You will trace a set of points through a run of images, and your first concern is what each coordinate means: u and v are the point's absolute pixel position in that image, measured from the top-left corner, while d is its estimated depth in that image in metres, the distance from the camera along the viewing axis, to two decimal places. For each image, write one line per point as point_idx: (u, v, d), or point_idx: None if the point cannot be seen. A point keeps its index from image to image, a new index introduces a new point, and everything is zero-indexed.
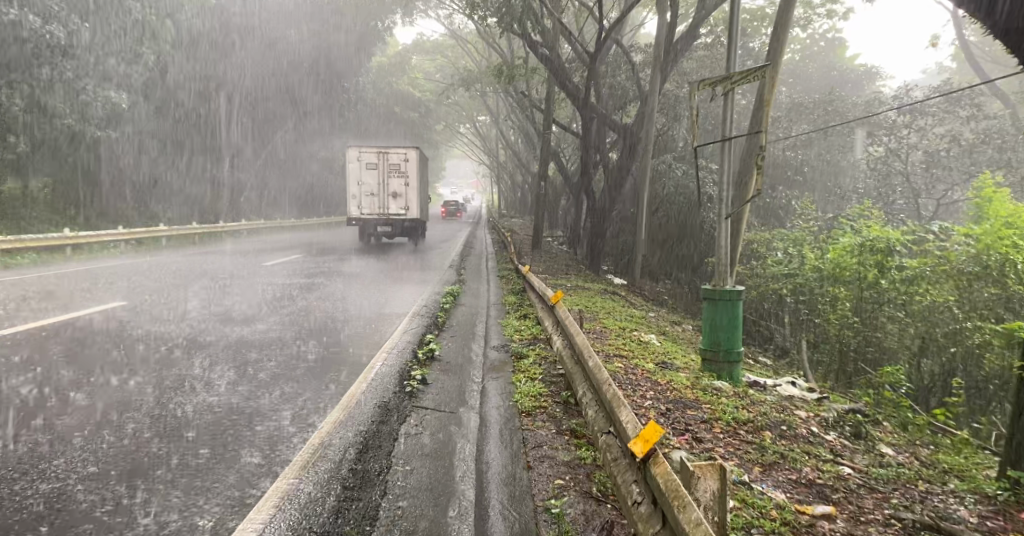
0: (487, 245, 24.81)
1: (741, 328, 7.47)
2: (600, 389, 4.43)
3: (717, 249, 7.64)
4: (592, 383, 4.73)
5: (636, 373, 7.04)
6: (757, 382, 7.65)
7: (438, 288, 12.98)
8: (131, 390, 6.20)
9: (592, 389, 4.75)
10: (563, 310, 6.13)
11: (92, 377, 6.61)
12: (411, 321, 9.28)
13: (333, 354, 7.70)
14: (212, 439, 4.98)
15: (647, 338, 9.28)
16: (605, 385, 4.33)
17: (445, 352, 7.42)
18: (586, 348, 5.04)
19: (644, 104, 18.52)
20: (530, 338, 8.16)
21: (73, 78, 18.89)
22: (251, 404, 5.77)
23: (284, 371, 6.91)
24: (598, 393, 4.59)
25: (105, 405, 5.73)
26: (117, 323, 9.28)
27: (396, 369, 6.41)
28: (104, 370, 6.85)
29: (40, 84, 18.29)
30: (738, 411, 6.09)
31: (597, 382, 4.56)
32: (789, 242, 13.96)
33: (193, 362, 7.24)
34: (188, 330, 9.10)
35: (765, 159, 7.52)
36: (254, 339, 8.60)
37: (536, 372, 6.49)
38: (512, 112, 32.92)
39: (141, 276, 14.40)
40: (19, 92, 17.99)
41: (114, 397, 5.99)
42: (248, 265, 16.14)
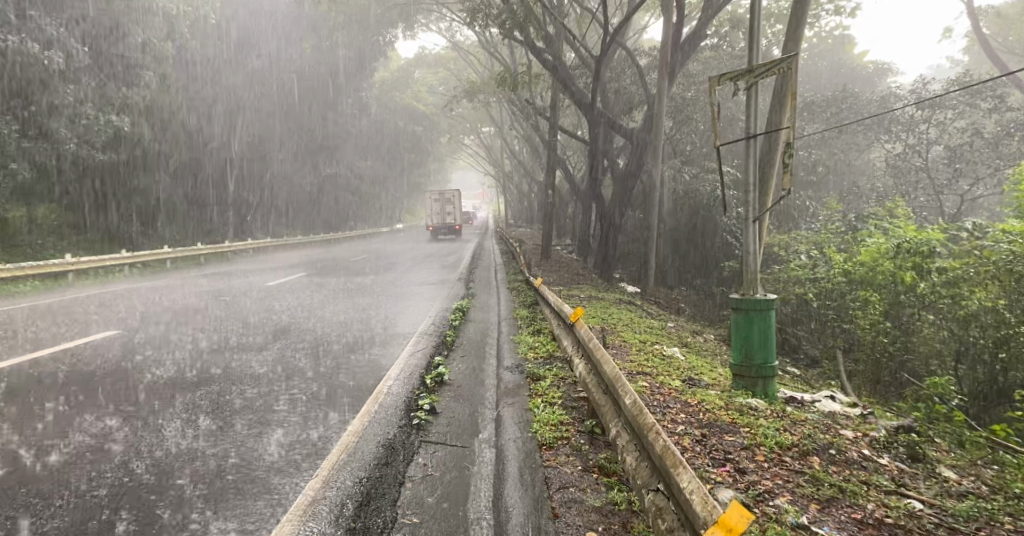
0: (496, 256, 24.32)
1: (774, 340, 6.90)
2: (639, 427, 3.90)
3: (745, 255, 7.08)
4: (627, 418, 4.20)
5: (663, 392, 6.49)
6: (793, 397, 7.07)
7: (447, 304, 12.41)
8: (117, 418, 5.66)
9: (627, 424, 4.22)
10: (584, 328, 5.59)
11: (76, 405, 6.08)
12: (417, 341, 8.71)
13: (333, 375, 7.14)
14: (196, 478, 4.42)
15: (670, 352, 8.72)
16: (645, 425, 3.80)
17: (454, 375, 6.87)
18: (616, 376, 4.51)
19: (652, 107, 18.00)
20: (545, 356, 7.61)
21: (73, 102, 18.56)
22: (245, 432, 5.25)
23: (279, 395, 6.34)
24: (636, 430, 4.06)
25: (86, 435, 5.21)
26: (110, 348, 8.76)
27: (401, 398, 5.84)
28: (83, 398, 6.30)
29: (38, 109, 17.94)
30: (781, 433, 5.53)
31: (635, 418, 4.03)
32: (811, 247, 13.31)
33: (181, 388, 6.68)
34: (179, 354, 8.53)
35: (793, 155, 6.86)
36: (249, 362, 8.02)
37: (554, 396, 5.94)
38: (517, 121, 32.53)
39: (139, 300, 13.87)
40: (16, 117, 17.66)
41: (99, 425, 5.46)
42: (251, 286, 15.68)
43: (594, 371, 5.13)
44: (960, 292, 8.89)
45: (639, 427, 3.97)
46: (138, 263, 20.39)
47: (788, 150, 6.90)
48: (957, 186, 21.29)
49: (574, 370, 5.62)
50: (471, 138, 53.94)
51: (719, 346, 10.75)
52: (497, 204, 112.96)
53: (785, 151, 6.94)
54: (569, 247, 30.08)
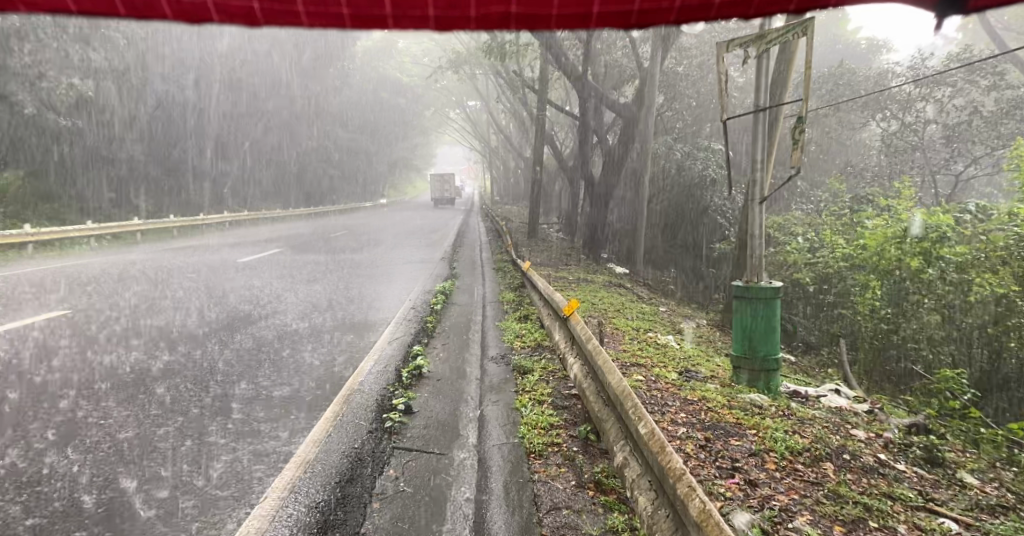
0: (480, 234, 23.78)
1: (778, 331, 6.42)
2: (643, 448, 3.35)
3: (749, 239, 6.54)
4: (628, 432, 3.66)
5: (661, 386, 6.03)
6: (798, 391, 6.61)
7: (428, 285, 11.85)
8: (67, 413, 5.07)
9: (628, 439, 3.69)
10: (577, 320, 5.04)
11: (23, 393, 5.48)
12: (396, 326, 8.15)
13: (302, 364, 6.57)
14: (141, 494, 3.86)
15: (664, 340, 8.23)
16: (651, 448, 3.25)
17: (435, 367, 6.34)
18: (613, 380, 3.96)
19: (645, 81, 17.34)
20: (533, 346, 7.10)
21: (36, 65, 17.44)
22: (205, 435, 4.69)
23: (238, 387, 5.75)
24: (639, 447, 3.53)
25: (28, 435, 4.63)
26: (67, 327, 8.06)
27: (376, 395, 5.30)
28: (21, 386, 5.64)
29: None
30: (791, 435, 5.06)
31: (637, 434, 3.48)
32: (811, 230, 12.86)
33: (133, 375, 6.05)
34: (137, 334, 7.88)
35: (804, 131, 6.27)
36: (214, 344, 7.40)
37: (543, 393, 5.43)
38: (504, 94, 31.69)
39: (106, 275, 13.10)
40: None
41: (46, 422, 4.87)
42: (224, 262, 14.97)
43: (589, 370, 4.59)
44: (973, 280, 8.42)
45: (642, 444, 3.43)
46: (108, 236, 19.52)
47: (798, 125, 6.31)
48: (951, 166, 20.95)
49: (567, 367, 5.08)
50: (457, 111, 53.07)
51: (714, 333, 10.32)
52: (483, 180, 111.85)
53: (795, 126, 6.35)
54: (556, 226, 29.53)
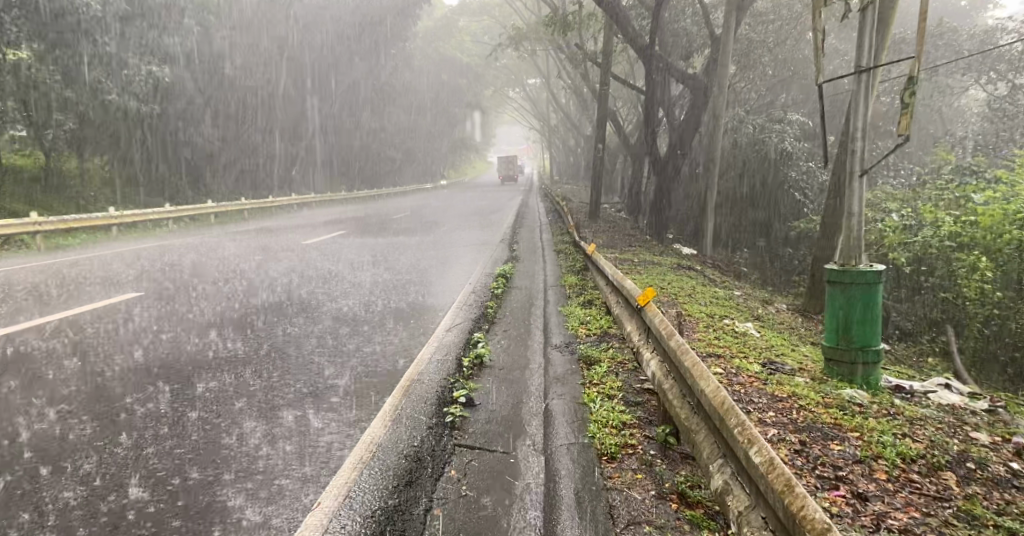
0: (542, 214, 23.40)
1: (879, 319, 5.77)
2: (745, 469, 2.82)
3: (848, 216, 5.91)
4: (727, 448, 3.07)
5: (742, 380, 5.48)
6: (900, 385, 5.95)
7: (489, 268, 11.52)
8: (133, 391, 4.97)
9: (723, 455, 3.15)
10: (653, 310, 4.49)
11: (94, 371, 5.44)
12: (457, 311, 7.84)
13: (360, 348, 6.28)
14: (204, 477, 3.67)
15: (742, 327, 7.65)
16: (757, 472, 2.72)
17: (497, 355, 5.97)
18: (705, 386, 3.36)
19: (717, 49, 16.38)
20: (599, 334, 6.66)
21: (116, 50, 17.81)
22: (268, 417, 4.49)
23: (295, 371, 5.51)
24: (742, 469, 2.94)
25: (96, 413, 4.52)
26: (139, 306, 8.12)
27: (434, 386, 4.96)
28: (88, 365, 5.58)
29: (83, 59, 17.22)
30: (901, 439, 4.44)
31: (736, 451, 2.95)
32: (905, 209, 11.89)
33: (199, 355, 5.95)
34: (200, 315, 7.76)
35: (916, 94, 5.59)
36: (274, 326, 7.21)
37: (613, 388, 4.99)
38: (565, 69, 30.93)
39: (178, 256, 13.29)
40: (61, 68, 17.01)
41: (114, 400, 4.78)
42: (288, 244, 15.07)
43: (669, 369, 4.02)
44: None
45: (745, 465, 2.87)
46: (183, 218, 20.06)
47: (909, 87, 5.61)
48: None
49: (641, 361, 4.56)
50: (517, 90, 52.66)
51: (796, 319, 9.60)
52: (542, 159, 111.11)
53: (904, 88, 5.67)
54: (618, 205, 28.79)
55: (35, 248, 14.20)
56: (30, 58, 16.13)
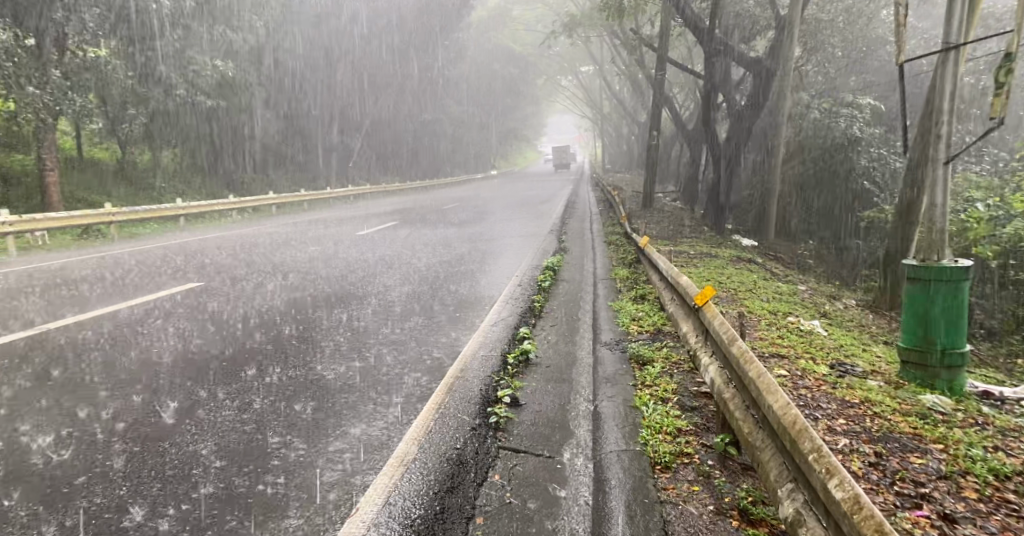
0: (594, 205, 23.01)
1: (965, 320, 5.29)
2: (817, 494, 2.48)
3: (930, 206, 5.46)
4: (795, 469, 2.73)
5: (808, 383, 5.10)
6: (990, 392, 5.44)
7: (540, 260, 11.29)
8: (184, 378, 4.94)
9: (790, 475, 2.81)
10: (711, 311, 4.16)
11: (147, 359, 5.45)
12: (504, 305, 7.65)
13: (407, 340, 6.14)
14: (249, 472, 3.56)
15: (807, 325, 7.21)
16: (832, 499, 2.37)
17: (544, 353, 5.75)
18: (770, 398, 3.00)
19: (783, 30, 15.62)
20: (652, 332, 6.37)
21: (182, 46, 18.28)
22: (314, 408, 4.39)
23: (339, 363, 5.40)
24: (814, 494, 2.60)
25: (147, 401, 4.48)
26: (194, 295, 8.18)
27: (478, 384, 4.76)
28: (141, 353, 5.59)
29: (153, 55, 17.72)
30: (992, 453, 4.00)
31: (804, 471, 2.61)
32: (988, 199, 11.07)
33: (248, 344, 5.91)
34: (251, 305, 7.76)
35: (1013, 72, 5.18)
36: (323, 317, 7.14)
37: (667, 391, 4.71)
38: (620, 56, 30.33)
39: (239, 246, 13.49)
40: (132, 64, 17.53)
41: (165, 388, 4.74)
42: (341, 235, 15.17)
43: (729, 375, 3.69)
44: None
45: (816, 489, 2.52)
46: (245, 209, 20.52)
47: (1006, 64, 5.20)
48: None
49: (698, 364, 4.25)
50: (571, 78, 52.27)
51: (866, 316, 9.04)
52: (595, 148, 109.86)
53: (999, 66, 5.25)
54: (673, 194, 28.08)
55: (108, 237, 14.63)
56: (104, 54, 16.70)
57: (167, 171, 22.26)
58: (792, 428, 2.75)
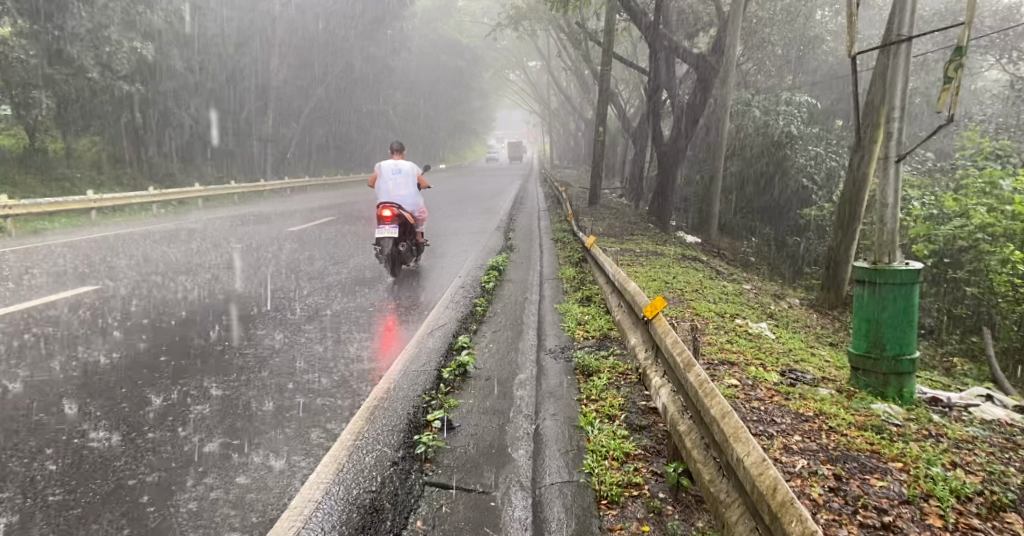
0: (541, 201, 22.74)
1: (915, 325, 5.11)
2: None
3: (881, 207, 5.28)
4: (760, 526, 2.32)
5: (761, 394, 4.82)
6: (938, 398, 5.29)
7: (482, 260, 10.84)
8: (71, 411, 4.31)
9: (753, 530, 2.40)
10: (665, 331, 3.71)
11: (31, 384, 4.77)
12: (443, 309, 7.17)
13: (328, 356, 5.60)
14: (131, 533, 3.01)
15: (756, 328, 7.00)
16: None
17: (483, 364, 5.32)
18: (740, 449, 2.48)
19: (725, 26, 15.64)
20: (598, 339, 6.02)
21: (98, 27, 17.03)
22: (223, 447, 3.85)
23: (245, 388, 4.82)
24: None
25: (21, 442, 3.84)
26: (100, 303, 7.41)
27: (405, 406, 4.28)
28: (25, 378, 4.90)
29: (65, 35, 16.44)
30: (952, 471, 3.77)
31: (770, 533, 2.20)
32: (923, 198, 11.21)
33: (155, 367, 5.29)
34: (162, 314, 7.08)
35: (961, 67, 5.02)
36: (238, 329, 6.53)
37: (614, 408, 4.34)
38: (566, 50, 30.17)
39: (158, 244, 12.55)
40: (41, 45, 16.20)
41: (44, 425, 4.09)
42: (273, 232, 14.34)
43: (685, 406, 3.22)
44: None
45: None
46: (170, 202, 19.31)
47: (955, 59, 5.04)
48: None
49: (648, 385, 3.85)
50: (517, 72, 52.09)
51: (810, 317, 8.96)
52: (543, 143, 109.79)
53: (948, 61, 5.09)
54: (619, 190, 28.08)
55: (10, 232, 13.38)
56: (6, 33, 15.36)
57: (86, 162, 20.79)
58: (772, 496, 2.22)
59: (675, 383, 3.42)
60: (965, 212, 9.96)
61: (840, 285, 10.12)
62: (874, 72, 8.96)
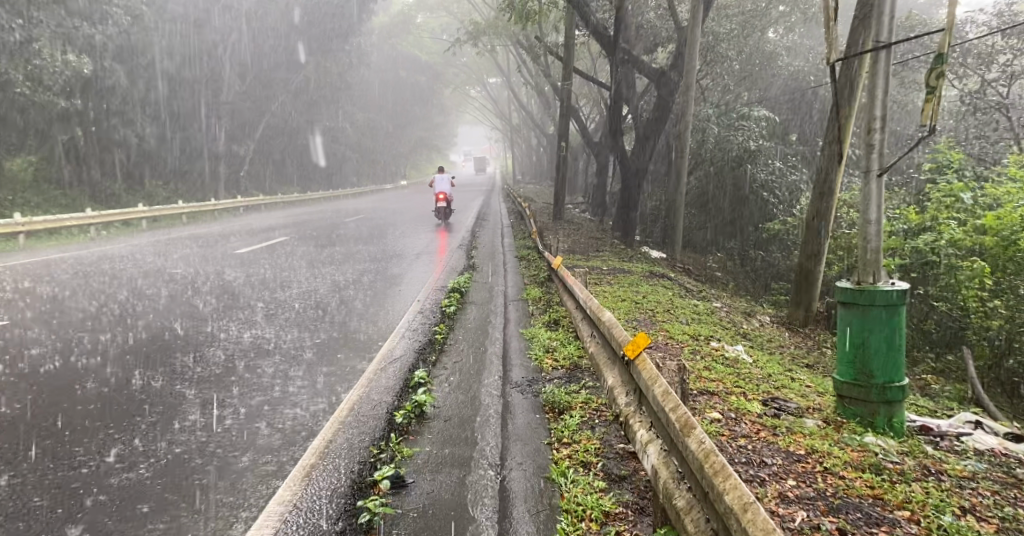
0: (503, 217, 22.37)
1: (904, 350, 4.78)
2: None
3: (864, 222, 4.99)
4: None
5: (746, 429, 4.41)
6: (929, 426, 4.96)
7: (444, 281, 10.35)
8: None
9: None
10: (656, 382, 3.21)
11: None
12: (399, 339, 6.63)
13: (264, 395, 5.02)
14: None
15: (732, 351, 6.63)
16: None
17: (441, 402, 4.79)
18: None
19: (683, 41, 15.56)
20: (568, 369, 5.56)
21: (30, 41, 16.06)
22: (137, 520, 3.31)
23: (165, 439, 4.23)
24: None
25: None
26: (19, 335, 6.72)
27: (349, 463, 3.74)
28: None
29: None
30: (962, 520, 3.39)
31: None
32: (889, 213, 11.12)
33: (72, 409, 4.71)
34: (85, 346, 6.41)
35: (942, 75, 4.78)
36: (168, 362, 5.89)
37: (589, 454, 3.86)
38: (525, 66, 30.00)
39: (95, 267, 11.74)
40: None
41: None
42: (222, 253, 13.62)
43: (682, 473, 2.72)
44: None
45: None
46: (111, 223, 18.35)
47: (937, 66, 4.78)
48: None
49: (630, 434, 3.39)
50: (478, 88, 51.80)
51: (783, 336, 8.69)
52: (504, 158, 109.89)
53: (930, 69, 4.83)
54: (582, 205, 27.89)
55: None
56: None
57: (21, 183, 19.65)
58: None
59: (668, 444, 2.91)
60: (935, 226, 9.85)
61: (810, 301, 9.90)
62: (839, 88, 8.84)
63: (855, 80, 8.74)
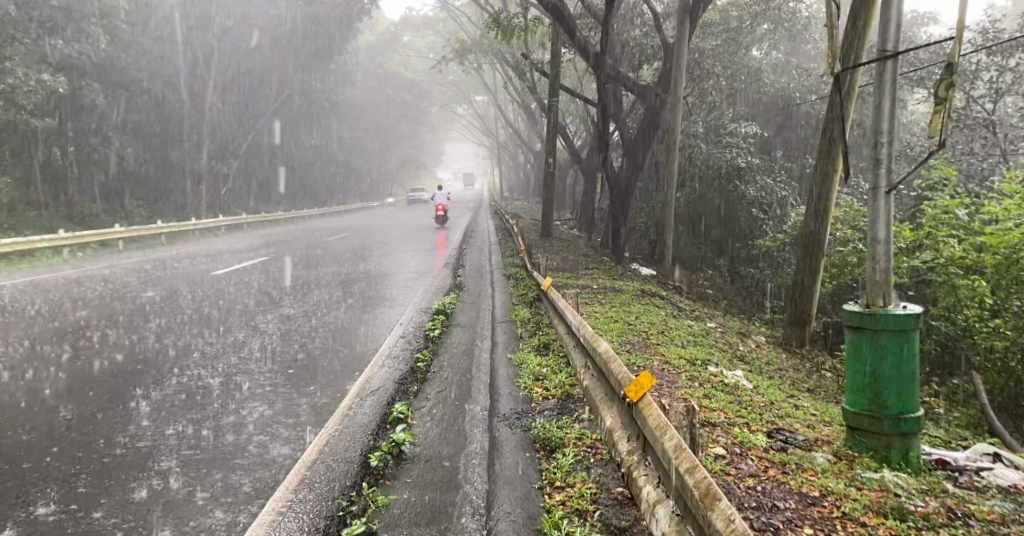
0: (490, 234, 22.08)
1: (918, 378, 4.46)
2: None
3: (872, 242, 4.70)
4: None
5: (753, 467, 4.06)
6: (945, 460, 4.63)
7: (428, 302, 10.00)
8: None
9: None
10: (671, 440, 2.88)
11: None
12: (379, 365, 6.24)
13: (228, 434, 4.59)
14: None
15: (730, 376, 6.29)
16: None
17: (423, 440, 4.40)
18: None
19: (670, 58, 15.40)
20: (559, 399, 5.20)
21: None
22: None
23: (122, 487, 3.85)
24: None
25: None
26: None
27: (318, 519, 3.34)
28: None
29: None
30: None
31: None
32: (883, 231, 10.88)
33: (24, 448, 4.31)
34: (39, 374, 5.94)
35: (952, 86, 4.51)
36: (130, 393, 5.44)
37: (586, 502, 3.49)
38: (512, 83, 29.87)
39: (67, 289, 11.27)
40: None
41: None
42: (202, 274, 13.21)
43: None
44: None
45: None
46: (87, 244, 17.77)
47: (946, 76, 4.52)
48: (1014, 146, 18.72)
49: (639, 492, 3.03)
50: (464, 105, 51.66)
51: (780, 358, 8.36)
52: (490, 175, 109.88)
53: (939, 79, 4.57)
54: (570, 222, 27.63)
55: None
56: None
57: None
58: None
59: (686, 511, 2.58)
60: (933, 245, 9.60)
61: (806, 321, 9.62)
62: (832, 104, 8.62)
63: (848, 96, 8.53)
